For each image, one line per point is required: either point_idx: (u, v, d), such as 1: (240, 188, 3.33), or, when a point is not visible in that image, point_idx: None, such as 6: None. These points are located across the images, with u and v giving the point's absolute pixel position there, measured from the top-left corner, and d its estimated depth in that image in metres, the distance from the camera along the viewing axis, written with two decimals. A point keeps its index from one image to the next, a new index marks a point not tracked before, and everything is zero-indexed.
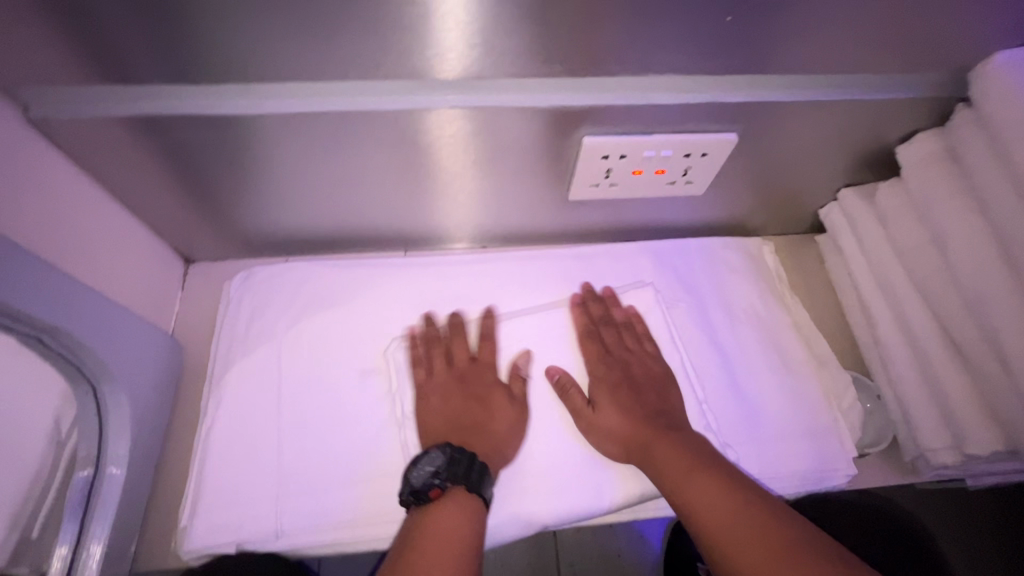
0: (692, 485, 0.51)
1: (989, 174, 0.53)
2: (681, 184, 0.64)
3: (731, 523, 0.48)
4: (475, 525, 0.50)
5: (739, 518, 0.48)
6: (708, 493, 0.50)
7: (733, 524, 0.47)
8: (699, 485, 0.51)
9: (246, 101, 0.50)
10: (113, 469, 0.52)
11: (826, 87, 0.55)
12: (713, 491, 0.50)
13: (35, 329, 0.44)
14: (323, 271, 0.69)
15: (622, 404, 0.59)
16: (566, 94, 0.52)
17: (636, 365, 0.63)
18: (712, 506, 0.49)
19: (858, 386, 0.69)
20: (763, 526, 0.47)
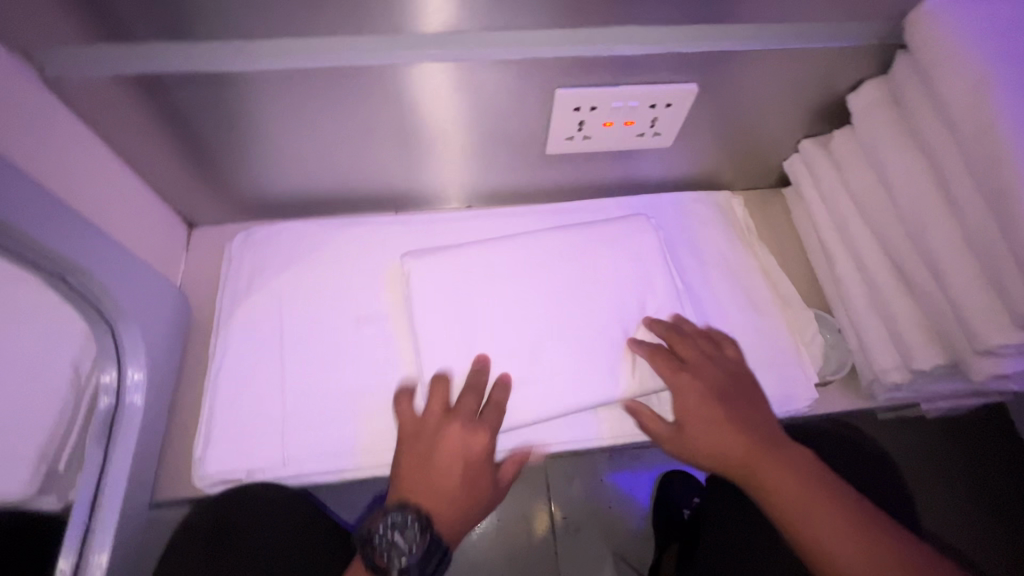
0: (765, 474, 0.54)
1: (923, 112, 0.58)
2: (649, 136, 0.69)
3: (800, 496, 0.53)
4: (413, 551, 0.53)
5: (818, 493, 0.53)
6: (785, 480, 0.54)
7: (780, 476, 0.54)
8: (774, 478, 0.54)
9: (244, 58, 0.54)
10: (132, 402, 0.57)
11: (776, 38, 0.60)
12: (787, 479, 0.54)
13: (58, 269, 0.49)
14: (318, 229, 0.73)
15: (694, 407, 0.59)
16: (537, 47, 0.56)
17: (713, 373, 0.61)
18: (784, 484, 0.53)
19: (820, 323, 0.74)
20: (828, 496, 0.53)
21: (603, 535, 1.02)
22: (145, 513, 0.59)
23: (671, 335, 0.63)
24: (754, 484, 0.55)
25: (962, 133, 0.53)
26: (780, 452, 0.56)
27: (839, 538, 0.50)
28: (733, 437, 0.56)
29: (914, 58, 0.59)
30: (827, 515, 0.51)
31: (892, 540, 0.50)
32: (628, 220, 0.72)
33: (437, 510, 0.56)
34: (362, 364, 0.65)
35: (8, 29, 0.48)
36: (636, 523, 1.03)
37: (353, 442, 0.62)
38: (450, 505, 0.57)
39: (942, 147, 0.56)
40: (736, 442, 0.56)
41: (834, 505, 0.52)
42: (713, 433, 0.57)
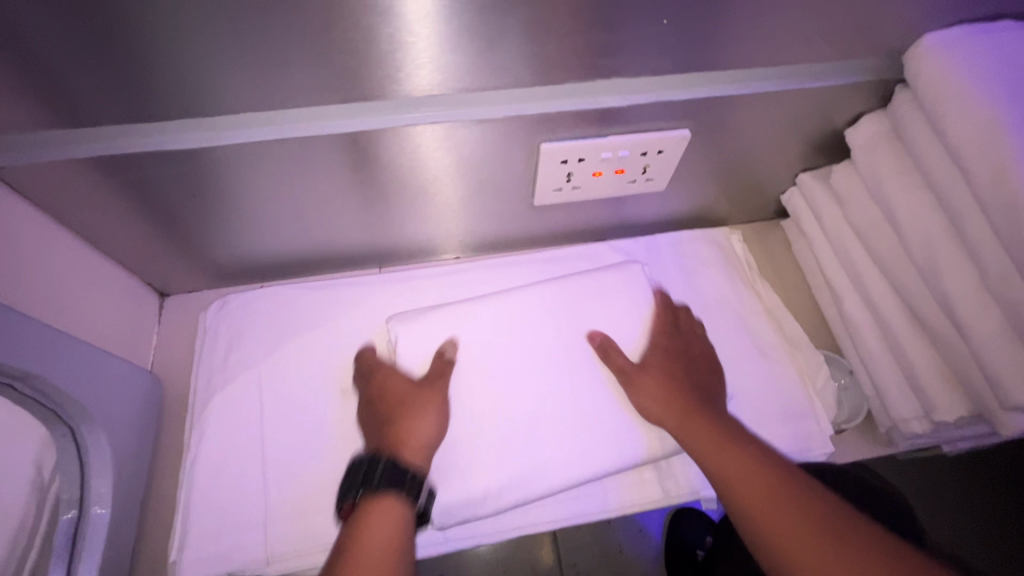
0: (730, 468, 0.53)
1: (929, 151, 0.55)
2: (641, 181, 0.66)
3: (761, 486, 0.51)
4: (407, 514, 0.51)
5: (766, 483, 0.51)
6: (741, 470, 0.52)
7: (781, 520, 0.49)
8: (731, 469, 0.52)
9: (203, 134, 0.50)
10: (98, 510, 0.52)
11: (768, 80, 0.57)
12: (784, 514, 0.49)
13: (9, 377, 0.45)
14: (299, 295, 0.69)
15: (687, 401, 0.57)
16: (518, 104, 0.53)
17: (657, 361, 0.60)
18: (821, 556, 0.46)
19: (831, 364, 0.70)
20: (777, 476, 0.52)
21: None
22: None
23: (650, 355, 0.61)
24: (756, 533, 0.50)
25: (973, 177, 0.50)
26: (808, 505, 0.50)
27: (791, 515, 0.49)
28: (735, 448, 0.54)
29: (916, 94, 0.56)
30: (778, 492, 0.51)
31: (852, 529, 0.48)
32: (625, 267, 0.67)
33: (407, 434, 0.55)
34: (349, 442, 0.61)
35: None
36: (650, 568, 0.98)
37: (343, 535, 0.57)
38: (426, 414, 0.56)
39: (952, 188, 0.53)
40: (758, 482, 0.51)
41: (788, 502, 0.50)
42: (722, 456, 0.53)
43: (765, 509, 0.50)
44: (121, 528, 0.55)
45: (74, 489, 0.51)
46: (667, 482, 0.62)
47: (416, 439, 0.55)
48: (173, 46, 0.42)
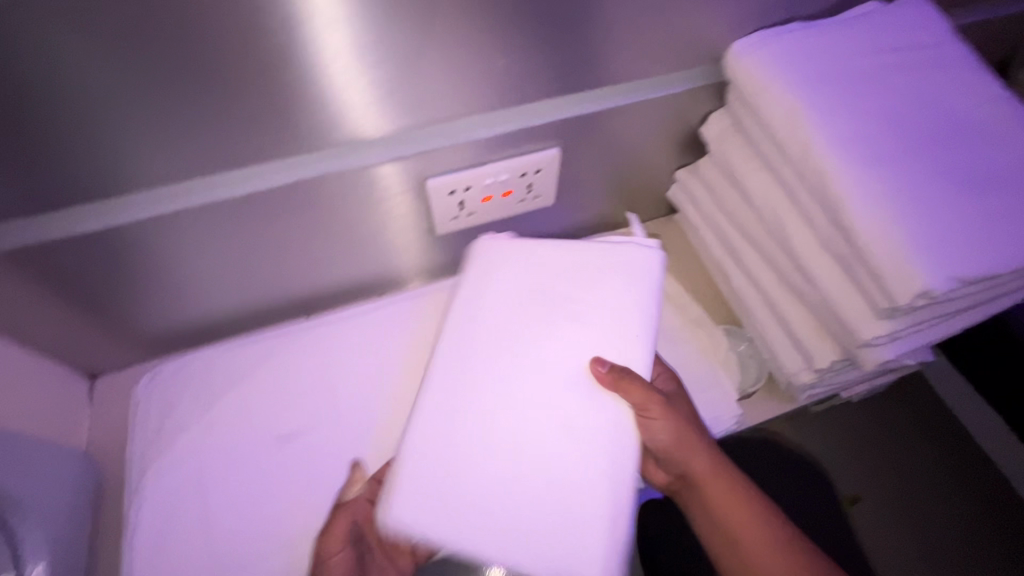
0: (725, 514, 0.61)
1: (759, 136, 0.64)
2: (530, 200, 0.72)
3: (763, 543, 0.60)
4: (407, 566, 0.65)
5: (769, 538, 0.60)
6: (746, 525, 0.60)
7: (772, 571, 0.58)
8: (725, 513, 0.61)
9: (102, 215, 0.55)
10: None
11: (615, 96, 0.65)
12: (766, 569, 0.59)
13: None
14: (225, 355, 0.72)
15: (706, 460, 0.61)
16: (392, 147, 0.60)
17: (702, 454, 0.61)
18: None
19: (731, 336, 0.77)
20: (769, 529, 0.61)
21: None
22: None
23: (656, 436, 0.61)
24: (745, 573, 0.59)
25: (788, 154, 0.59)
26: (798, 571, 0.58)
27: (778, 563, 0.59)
28: (743, 505, 0.61)
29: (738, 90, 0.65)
30: (767, 547, 0.60)
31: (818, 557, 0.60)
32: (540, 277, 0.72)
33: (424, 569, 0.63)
34: (286, 487, 0.63)
35: None
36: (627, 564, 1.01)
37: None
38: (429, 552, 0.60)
39: (781, 165, 0.62)
40: (755, 533, 0.60)
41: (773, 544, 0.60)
42: (727, 499, 0.61)
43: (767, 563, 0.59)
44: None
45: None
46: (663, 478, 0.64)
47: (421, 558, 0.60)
48: (58, 141, 0.47)
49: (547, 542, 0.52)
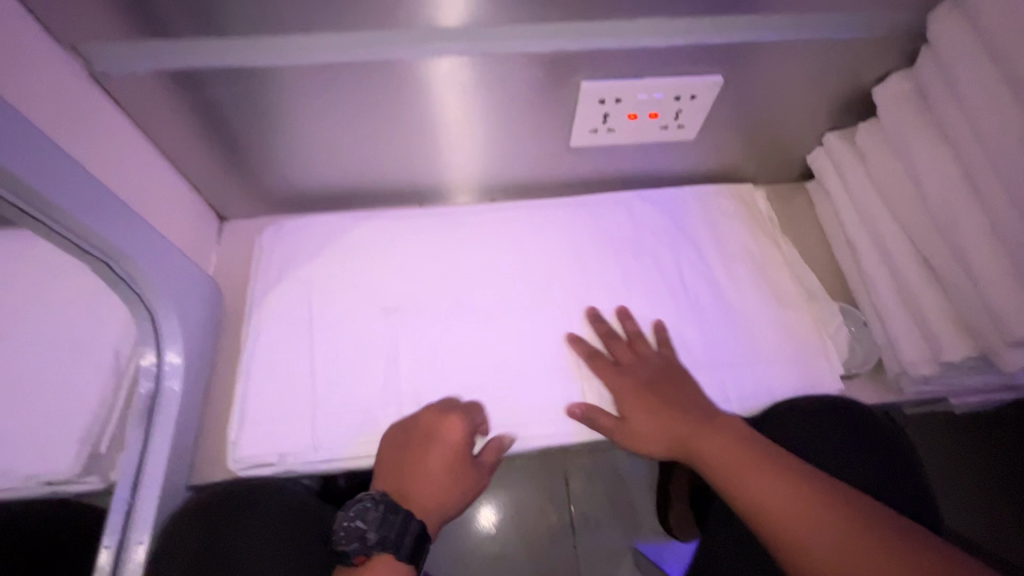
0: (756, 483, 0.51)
1: (974, 82, 0.55)
2: (673, 128, 0.69)
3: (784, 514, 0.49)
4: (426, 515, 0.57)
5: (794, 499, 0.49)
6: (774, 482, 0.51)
7: (756, 474, 0.52)
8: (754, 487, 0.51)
9: (277, 52, 0.55)
10: (170, 386, 0.58)
11: (797, 26, 0.60)
12: (780, 485, 0.51)
13: (87, 247, 0.49)
14: (331, 223, 0.75)
15: None
16: (559, 41, 0.57)
17: None
18: (721, 451, 0.55)
19: (846, 315, 0.73)
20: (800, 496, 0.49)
21: (622, 527, 1.04)
22: (183, 496, 0.59)
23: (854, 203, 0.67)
24: (696, 461, 0.57)
25: (987, 133, 0.55)
26: (762, 454, 0.54)
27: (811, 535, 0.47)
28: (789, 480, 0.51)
29: (980, 31, 0.54)
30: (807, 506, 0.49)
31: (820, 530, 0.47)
32: (633, 198, 0.79)
33: (417, 497, 0.57)
34: (376, 356, 0.66)
35: (59, 22, 0.49)
36: (643, 503, 1.06)
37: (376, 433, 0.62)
38: (444, 496, 0.58)
39: (988, 124, 0.55)
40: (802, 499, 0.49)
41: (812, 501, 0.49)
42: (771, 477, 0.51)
43: (648, 444, 0.59)
44: (186, 426, 0.60)
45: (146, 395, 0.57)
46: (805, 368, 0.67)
47: (438, 520, 0.58)
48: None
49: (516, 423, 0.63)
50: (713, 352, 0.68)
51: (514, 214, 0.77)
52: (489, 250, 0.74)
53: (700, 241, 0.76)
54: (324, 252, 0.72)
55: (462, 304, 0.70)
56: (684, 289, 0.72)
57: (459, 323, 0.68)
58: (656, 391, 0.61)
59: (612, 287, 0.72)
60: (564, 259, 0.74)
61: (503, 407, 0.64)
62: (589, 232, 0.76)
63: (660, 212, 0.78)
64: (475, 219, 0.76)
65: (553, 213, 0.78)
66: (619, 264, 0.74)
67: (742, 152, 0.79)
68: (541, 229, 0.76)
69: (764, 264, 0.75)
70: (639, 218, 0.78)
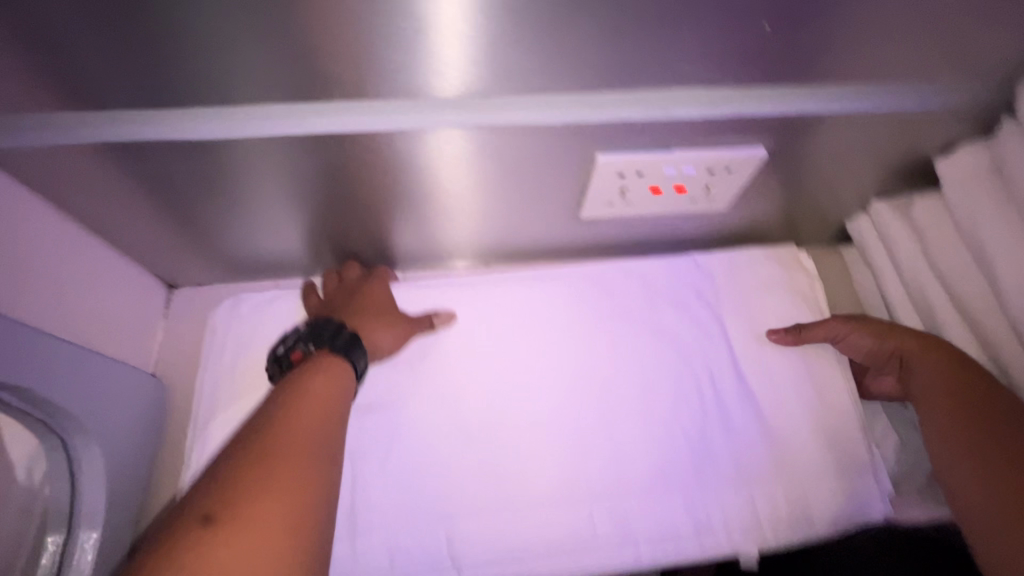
0: (968, 469, 0.51)
1: None
2: (702, 200, 0.58)
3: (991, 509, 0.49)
4: (343, 389, 0.47)
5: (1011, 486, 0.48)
6: (978, 496, 0.50)
7: (963, 471, 0.51)
8: (961, 475, 0.52)
9: (221, 121, 0.44)
10: (88, 530, 0.47)
11: (862, 95, 0.49)
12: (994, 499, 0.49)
13: None
14: (295, 299, 0.64)
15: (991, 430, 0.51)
16: (574, 111, 0.46)
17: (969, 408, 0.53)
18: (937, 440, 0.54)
19: (891, 414, 0.65)
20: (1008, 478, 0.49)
21: None
22: None
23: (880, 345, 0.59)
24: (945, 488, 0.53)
25: None
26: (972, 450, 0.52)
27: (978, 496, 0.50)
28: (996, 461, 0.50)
29: None
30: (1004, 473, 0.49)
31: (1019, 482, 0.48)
32: (649, 266, 0.68)
33: (371, 337, 0.56)
34: (345, 470, 0.55)
35: None
36: None
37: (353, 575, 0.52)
38: (379, 329, 0.57)
39: None
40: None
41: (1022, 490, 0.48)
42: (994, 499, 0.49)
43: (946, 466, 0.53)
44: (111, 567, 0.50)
45: (60, 537, 0.46)
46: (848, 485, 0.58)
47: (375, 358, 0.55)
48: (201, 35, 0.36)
49: (515, 557, 0.53)
50: (744, 465, 0.58)
51: (512, 283, 0.66)
52: (483, 333, 0.63)
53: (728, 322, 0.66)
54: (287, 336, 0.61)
55: (451, 403, 0.59)
56: (709, 383, 0.62)
57: (446, 427, 0.58)
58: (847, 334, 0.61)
59: (626, 378, 0.61)
60: (570, 341, 0.63)
61: (496, 539, 0.54)
62: (599, 307, 0.65)
63: (681, 285, 0.68)
64: (467, 290, 0.65)
65: (558, 283, 0.66)
66: (635, 349, 0.63)
67: (776, 219, 0.69)
68: (543, 303, 0.65)
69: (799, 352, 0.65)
70: (657, 291, 0.67)
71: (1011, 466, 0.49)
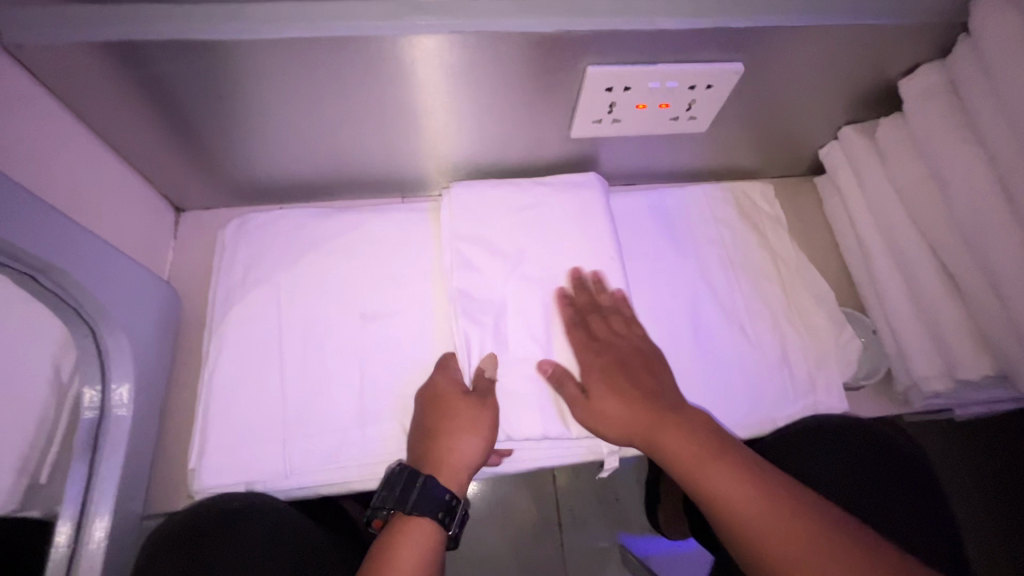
0: (706, 479, 0.48)
1: (1016, 81, 0.50)
2: (684, 120, 0.63)
3: (749, 501, 0.47)
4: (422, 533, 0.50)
5: (724, 462, 0.49)
6: (729, 489, 0.47)
7: (713, 473, 0.49)
8: (715, 479, 0.48)
9: (236, 24, 0.47)
10: (119, 412, 0.52)
11: (831, 11, 0.53)
12: (741, 488, 0.47)
13: (12, 260, 0.41)
14: (298, 217, 0.66)
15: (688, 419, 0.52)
16: (565, 19, 0.49)
17: (698, 433, 0.51)
18: (683, 442, 0.50)
19: (853, 323, 0.70)
20: (785, 501, 0.46)
21: (611, 526, 1.02)
22: (136, 527, 0.54)
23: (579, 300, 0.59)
24: (662, 458, 0.51)
25: None
26: (714, 442, 0.50)
27: (741, 493, 0.47)
28: (702, 441, 0.50)
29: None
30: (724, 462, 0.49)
31: (772, 474, 0.48)
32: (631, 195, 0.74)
33: (599, 418, 0.54)
34: (350, 368, 0.59)
35: None
36: (632, 500, 1.03)
37: (362, 457, 0.56)
38: (611, 415, 0.53)
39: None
40: (745, 491, 0.47)
41: (742, 476, 0.48)
42: (728, 487, 0.48)
43: (606, 426, 0.53)
44: (140, 451, 0.54)
45: (92, 417, 0.50)
46: (806, 382, 0.64)
47: (451, 470, 0.53)
48: None
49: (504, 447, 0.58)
50: (714, 364, 0.64)
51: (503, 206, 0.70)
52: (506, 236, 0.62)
53: (707, 243, 0.71)
54: (288, 249, 0.64)
55: (475, 302, 0.59)
56: (685, 296, 0.68)
57: (442, 334, 0.62)
58: (628, 373, 0.55)
59: None
60: None
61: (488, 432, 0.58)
62: None
63: (659, 212, 0.73)
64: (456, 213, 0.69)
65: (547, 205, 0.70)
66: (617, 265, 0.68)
67: (753, 148, 0.73)
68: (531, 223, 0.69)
69: (770, 267, 0.70)
70: (638, 217, 0.72)
71: (724, 460, 0.49)
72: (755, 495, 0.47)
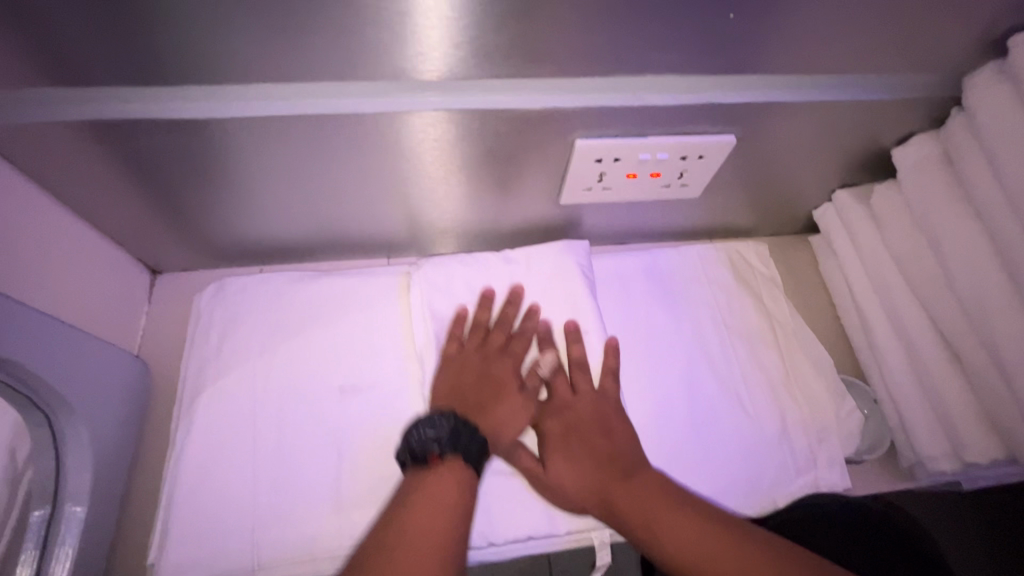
0: (658, 528, 0.46)
1: (1011, 163, 0.49)
2: (676, 187, 0.61)
3: (694, 540, 0.44)
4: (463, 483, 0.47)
5: (690, 521, 0.45)
6: (677, 525, 0.45)
7: (667, 521, 0.46)
8: (670, 526, 0.45)
9: (214, 103, 0.45)
10: (74, 505, 0.48)
11: (822, 86, 0.53)
12: (696, 530, 0.45)
13: None
14: (278, 282, 0.64)
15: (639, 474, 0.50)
16: (553, 97, 0.48)
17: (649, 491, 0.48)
18: (631, 497, 0.48)
19: (853, 391, 0.68)
20: (752, 544, 0.43)
21: None
22: None
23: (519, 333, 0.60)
24: (617, 519, 0.49)
25: None
26: (666, 495, 0.48)
27: (695, 536, 0.44)
28: (655, 496, 0.48)
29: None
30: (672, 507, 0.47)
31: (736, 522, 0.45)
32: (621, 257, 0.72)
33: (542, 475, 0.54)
34: (325, 448, 0.56)
35: None
36: None
37: (336, 549, 0.53)
38: (559, 458, 0.53)
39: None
40: (705, 533, 0.44)
41: (702, 527, 0.45)
42: (679, 528, 0.45)
43: (568, 495, 0.52)
44: (97, 543, 0.50)
45: (44, 512, 0.47)
46: (806, 459, 0.62)
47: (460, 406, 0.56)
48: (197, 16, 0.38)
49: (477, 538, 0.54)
50: (710, 439, 0.62)
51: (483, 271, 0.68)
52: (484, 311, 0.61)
53: (702, 307, 0.69)
54: (267, 318, 0.61)
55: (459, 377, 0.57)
56: (677, 365, 0.65)
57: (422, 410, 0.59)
58: (579, 431, 0.54)
59: None
60: None
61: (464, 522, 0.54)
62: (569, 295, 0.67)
63: (651, 275, 0.71)
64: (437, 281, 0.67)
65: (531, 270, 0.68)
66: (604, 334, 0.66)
67: (746, 210, 0.72)
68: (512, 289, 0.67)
69: (765, 334, 0.68)
70: (627, 281, 0.70)
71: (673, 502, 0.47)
72: (708, 535, 0.44)
